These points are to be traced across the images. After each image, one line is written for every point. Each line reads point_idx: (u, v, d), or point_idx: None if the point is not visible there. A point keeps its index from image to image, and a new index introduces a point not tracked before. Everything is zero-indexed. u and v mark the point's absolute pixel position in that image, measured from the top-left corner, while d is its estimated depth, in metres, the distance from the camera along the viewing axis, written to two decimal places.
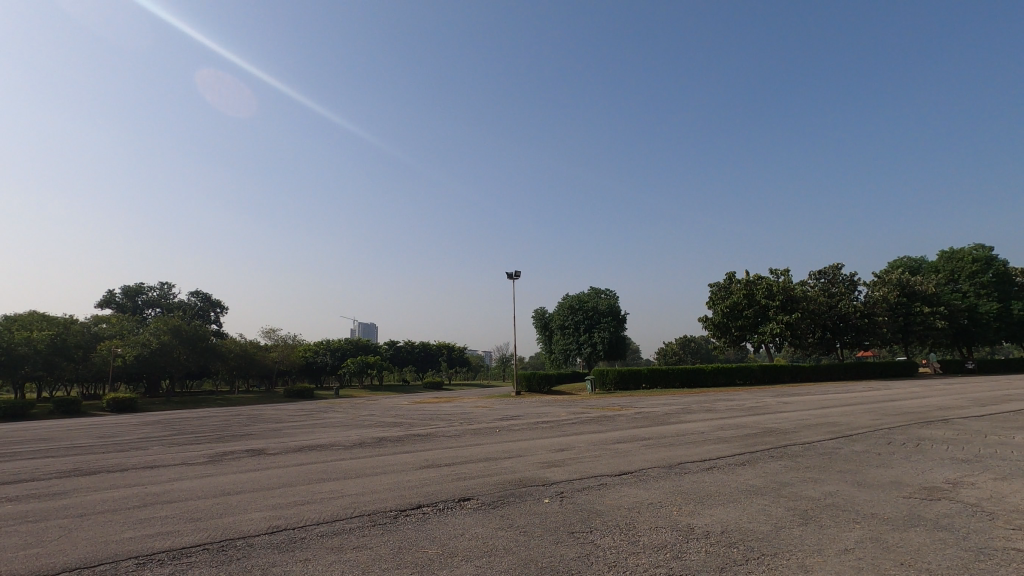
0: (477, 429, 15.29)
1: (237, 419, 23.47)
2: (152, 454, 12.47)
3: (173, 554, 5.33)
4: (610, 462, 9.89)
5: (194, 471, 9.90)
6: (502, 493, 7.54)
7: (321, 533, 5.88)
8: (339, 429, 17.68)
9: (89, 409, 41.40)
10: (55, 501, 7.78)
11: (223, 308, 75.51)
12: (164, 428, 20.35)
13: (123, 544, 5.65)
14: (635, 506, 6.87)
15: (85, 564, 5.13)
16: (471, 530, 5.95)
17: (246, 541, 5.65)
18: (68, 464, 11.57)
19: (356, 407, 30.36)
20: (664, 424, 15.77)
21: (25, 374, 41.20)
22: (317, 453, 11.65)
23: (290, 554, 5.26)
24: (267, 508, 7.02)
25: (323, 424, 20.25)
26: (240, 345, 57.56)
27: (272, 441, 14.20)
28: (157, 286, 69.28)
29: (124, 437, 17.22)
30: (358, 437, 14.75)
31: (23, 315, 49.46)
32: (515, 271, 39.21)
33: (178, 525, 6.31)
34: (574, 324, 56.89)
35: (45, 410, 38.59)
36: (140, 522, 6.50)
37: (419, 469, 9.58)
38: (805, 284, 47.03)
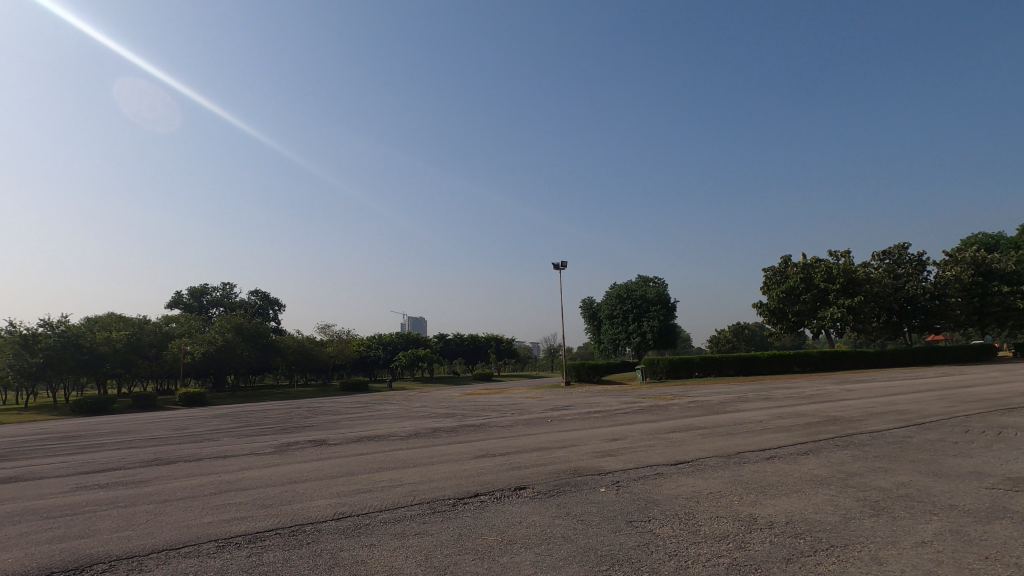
0: (529, 420, 15.38)
1: (298, 411, 24.58)
2: (224, 445, 13.21)
3: (249, 538, 5.65)
4: (665, 451, 9.73)
5: (262, 460, 10.41)
6: (558, 482, 7.57)
7: (384, 520, 6.08)
8: (394, 420, 18.20)
9: (164, 403, 44.15)
10: (141, 488, 8.39)
11: (281, 306, 78.70)
12: (232, 420, 21.52)
13: (203, 528, 6.03)
14: (694, 495, 6.75)
15: (171, 546, 5.51)
16: (528, 518, 6.02)
17: (314, 527, 5.91)
18: (147, 454, 12.37)
19: (409, 399, 31.17)
20: (720, 413, 15.38)
21: (107, 372, 44.32)
22: (373, 444, 11.99)
23: (357, 540, 5.46)
24: (331, 495, 7.31)
25: (379, 415, 20.92)
26: (298, 341, 59.95)
27: (331, 432, 14.74)
28: (220, 287, 72.92)
29: (196, 430, 18.25)
30: (413, 427, 15.14)
31: (102, 317, 53.11)
32: (562, 262, 38.28)
33: (252, 511, 6.67)
34: (622, 313, 56.17)
35: (125, 405, 41.38)
36: (217, 508, 6.92)
37: (474, 458, 9.76)
38: (868, 266, 44.71)
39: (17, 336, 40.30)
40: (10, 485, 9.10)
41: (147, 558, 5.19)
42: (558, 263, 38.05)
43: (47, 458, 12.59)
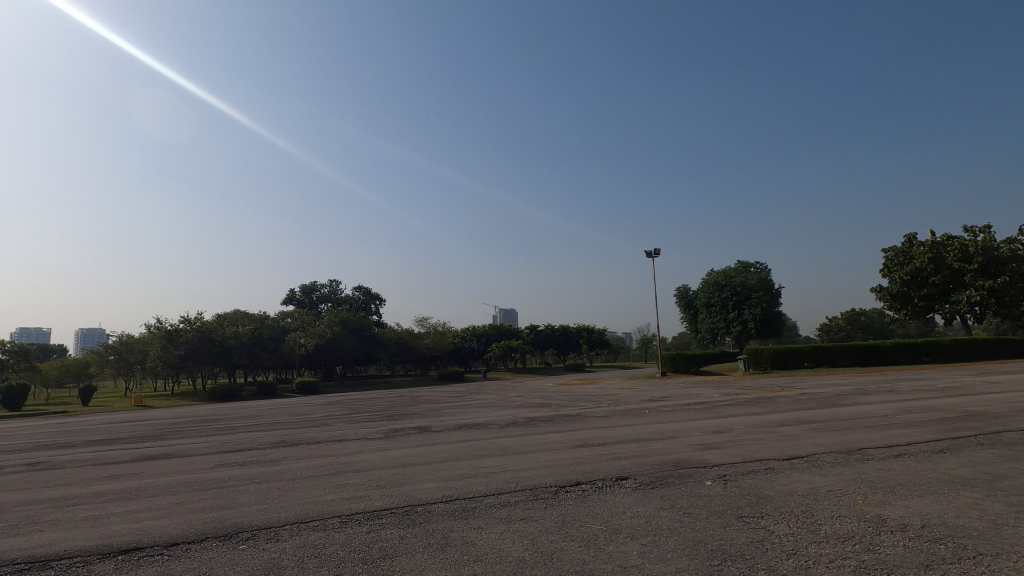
0: (626, 411, 15.16)
1: (401, 400, 25.98)
2: (338, 429, 14.27)
3: (367, 515, 6.08)
4: (775, 446, 9.18)
5: (372, 445, 11.09)
6: (660, 474, 7.42)
7: (490, 504, 6.29)
8: (491, 410, 18.67)
9: (283, 391, 48.34)
10: (271, 467, 9.29)
11: (382, 300, 83.16)
12: (343, 407, 23.16)
13: (327, 505, 6.57)
14: (811, 492, 6.34)
15: (301, 519, 6.06)
16: (632, 509, 5.96)
17: (425, 508, 6.24)
18: (272, 437, 13.61)
19: (504, 390, 31.83)
20: (836, 406, 14.27)
21: (235, 362, 49.22)
22: (473, 432, 12.38)
23: (465, 522, 5.70)
24: (438, 479, 7.68)
25: (476, 404, 21.57)
26: (398, 333, 63.10)
27: (433, 420, 15.42)
28: (328, 284, 78.34)
29: (313, 415, 19.88)
30: (510, 416, 15.46)
31: (231, 313, 59.02)
32: (655, 250, 37.18)
33: (368, 490, 7.17)
34: (720, 301, 53.60)
35: (251, 393, 45.79)
36: (337, 487, 7.51)
37: (572, 448, 9.79)
38: (1014, 242, 39.21)
39: (163, 331, 45.87)
40: (165, 461, 10.42)
41: (283, 529, 5.74)
42: (651, 251, 36.94)
43: (193, 438, 14.28)
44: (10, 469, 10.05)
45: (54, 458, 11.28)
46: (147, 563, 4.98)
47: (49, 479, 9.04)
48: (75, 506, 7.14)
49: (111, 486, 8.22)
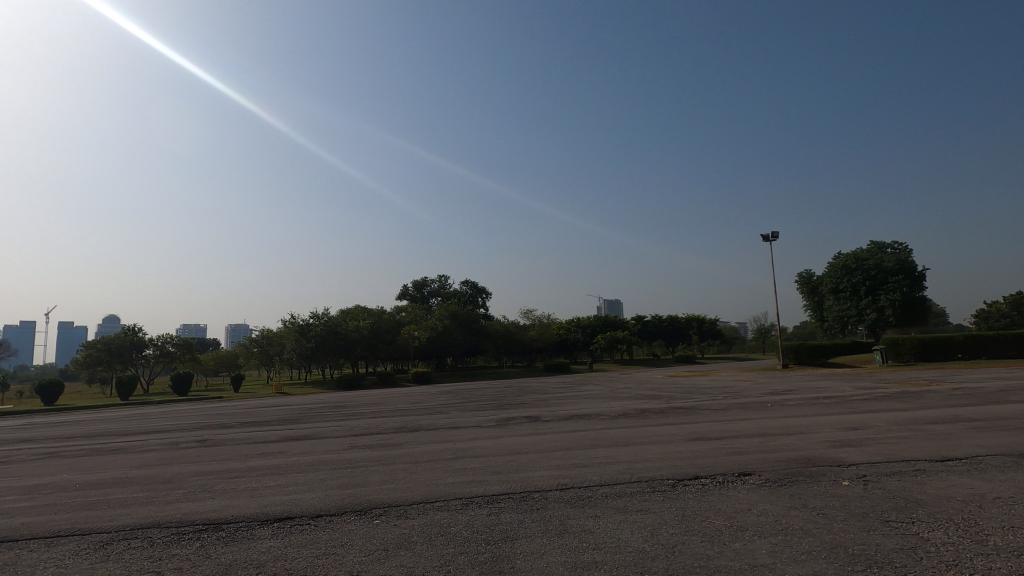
0: (746, 404, 14.33)
1: (510, 390, 26.61)
2: (454, 417, 14.97)
3: (486, 499, 6.33)
4: (926, 445, 8.20)
5: (487, 432, 11.49)
6: (789, 471, 6.95)
7: (605, 494, 6.26)
8: (601, 400, 18.54)
9: (400, 381, 51.44)
10: (397, 450, 9.96)
11: (487, 294, 85.49)
12: (456, 396, 24.18)
13: (447, 487, 6.92)
14: (974, 499, 5.59)
15: (427, 499, 6.45)
16: (758, 506, 5.65)
17: (542, 495, 6.36)
18: (395, 422, 14.60)
19: (612, 381, 31.39)
20: (1000, 402, 12.40)
21: (358, 354, 53.12)
22: (583, 422, 12.37)
23: (582, 510, 5.74)
24: (551, 467, 7.79)
25: (584, 395, 21.51)
26: (504, 325, 64.54)
27: (543, 410, 15.63)
28: (437, 278, 81.90)
29: (429, 404, 20.98)
30: (621, 407, 15.24)
31: (352, 308, 63.72)
32: (773, 233, 34.62)
33: (485, 475, 7.46)
34: (850, 286, 48.62)
35: (372, 381, 49.22)
36: (456, 471, 7.87)
37: (688, 441, 9.46)
38: None
39: (296, 325, 50.75)
40: (305, 442, 11.59)
41: (411, 508, 6.15)
42: (768, 234, 34.45)
43: (327, 422, 15.72)
44: (186, 444, 11.74)
45: (217, 436, 13.00)
46: (297, 530, 5.58)
47: (215, 454, 10.43)
48: (237, 478, 8.18)
49: (263, 463, 9.30)
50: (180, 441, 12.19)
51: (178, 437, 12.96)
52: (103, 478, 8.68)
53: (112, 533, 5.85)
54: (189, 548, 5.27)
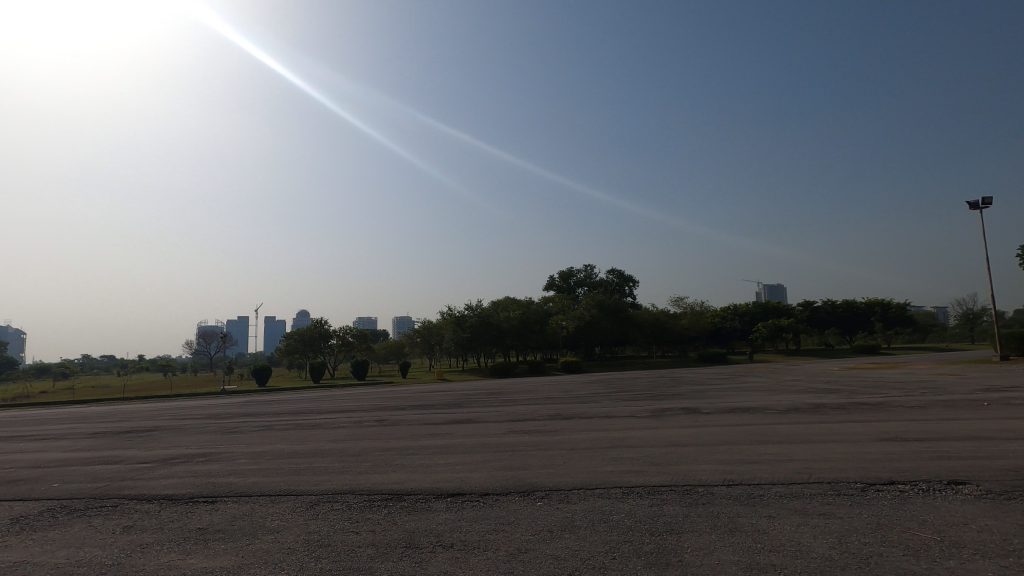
0: (954, 402, 12.21)
1: (663, 380, 25.79)
2: (607, 406, 14.92)
3: (647, 490, 6.21)
4: None
5: (642, 423, 11.28)
6: (1017, 483, 5.80)
7: (780, 494, 5.79)
8: (767, 393, 17.15)
9: (550, 370, 52.49)
10: (553, 436, 10.21)
11: (635, 282, 83.52)
12: (606, 386, 24.09)
13: (605, 475, 6.93)
14: None
15: (587, 486, 6.53)
16: (977, 521, 4.81)
17: (707, 489, 6.08)
18: (548, 410, 14.99)
19: (779, 372, 28.82)
20: None
21: (508, 343, 55.18)
22: (747, 416, 11.54)
23: (754, 509, 5.37)
24: (716, 461, 7.40)
25: (746, 387, 20.08)
26: (653, 314, 62.46)
27: (701, 401, 14.90)
28: (583, 268, 81.94)
29: (581, 392, 21.18)
30: (792, 401, 13.95)
31: (503, 300, 66.37)
32: (985, 199, 28.93)
33: (644, 466, 7.33)
34: None
35: (523, 369, 50.86)
36: (613, 460, 7.84)
37: (878, 441, 8.35)
38: None
39: (453, 317, 54.37)
40: (467, 425, 12.40)
41: (572, 493, 6.27)
42: (979, 200, 28.87)
43: (486, 407, 16.66)
44: (368, 423, 13.28)
45: (392, 417, 14.51)
46: (469, 506, 6.01)
47: (392, 433, 11.64)
48: (411, 455, 9.05)
49: (433, 443, 10.16)
50: (364, 421, 13.82)
51: (362, 417, 14.68)
52: (308, 449, 10.18)
53: (320, 496, 6.84)
54: (379, 513, 5.95)
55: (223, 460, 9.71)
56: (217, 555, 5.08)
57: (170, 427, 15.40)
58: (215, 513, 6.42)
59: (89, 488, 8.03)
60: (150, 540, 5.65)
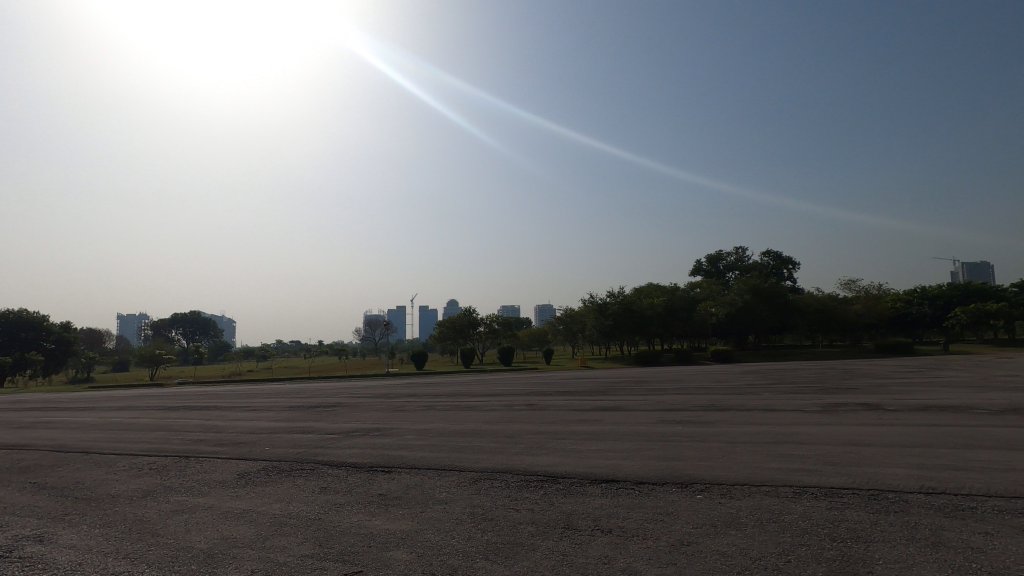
0: None
1: (832, 372, 23.16)
2: (769, 398, 13.81)
3: (823, 491, 5.65)
4: None
5: (812, 418, 10.25)
6: None
7: (999, 508, 4.90)
8: (972, 390, 14.55)
9: (699, 358, 49.86)
10: (708, 428, 9.71)
11: (795, 265, 75.98)
12: (765, 377, 22.31)
13: (771, 472, 6.44)
14: None
15: (751, 482, 6.12)
16: None
17: (901, 496, 5.35)
18: (699, 400, 14.29)
19: (986, 366, 24.26)
20: None
21: (653, 331, 53.39)
22: (946, 415, 9.94)
23: (964, 524, 4.61)
24: (908, 465, 6.47)
25: (942, 382, 17.28)
26: (818, 300, 56.19)
27: (883, 397, 13.10)
28: (734, 251, 76.45)
29: (736, 383, 19.85)
30: (1007, 400, 11.68)
31: (646, 286, 64.36)
32: None
33: (817, 465, 6.66)
34: None
35: (669, 358, 48.99)
36: (781, 457, 7.23)
37: None
38: None
39: (595, 304, 54.14)
40: (615, 412, 12.33)
41: (735, 488, 5.92)
42: None
43: (634, 395, 16.36)
44: (519, 407, 13.82)
45: (541, 402, 14.96)
46: (625, 493, 5.97)
47: (542, 417, 11.98)
48: (562, 440, 9.22)
49: (582, 428, 10.26)
50: (514, 404, 14.39)
51: (514, 401, 15.30)
52: (466, 429, 10.89)
53: (480, 473, 7.26)
54: (535, 494, 6.17)
55: (394, 435, 10.78)
56: (396, 519, 5.67)
57: (348, 404, 17.48)
58: (392, 482, 7.14)
59: (290, 453, 9.42)
60: (342, 501, 6.48)
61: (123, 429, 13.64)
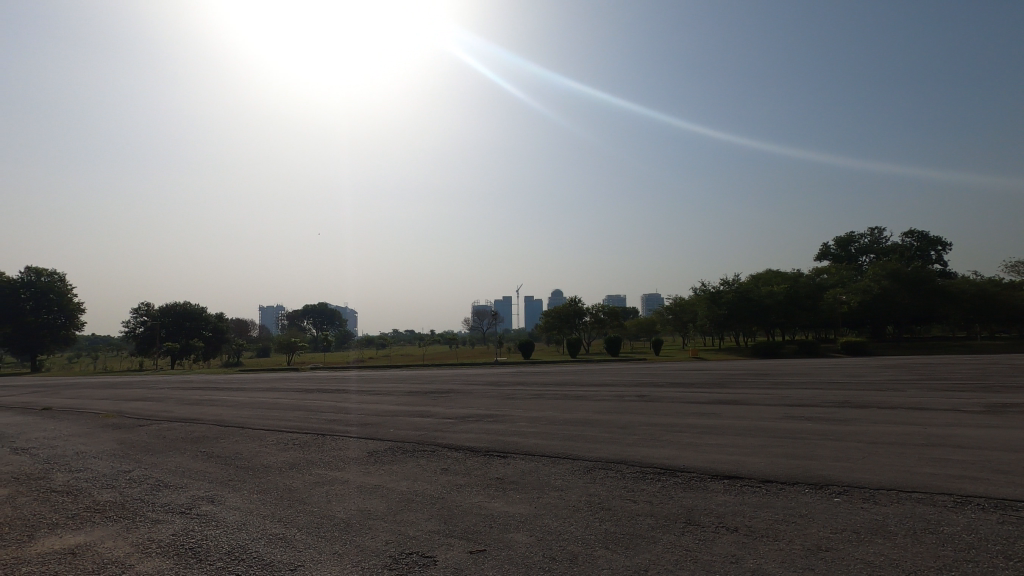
0: None
1: (998, 368, 20.14)
2: (918, 396, 12.31)
3: (992, 503, 4.94)
4: None
5: (973, 419, 8.98)
6: None
7: None
8: None
9: (827, 350, 45.65)
10: (844, 427, 8.88)
11: (945, 245, 66.93)
12: (910, 371, 19.93)
13: (924, 478, 5.75)
14: None
15: (900, 488, 5.51)
16: None
17: None
18: (832, 396, 13.07)
19: None
20: None
21: (774, 321, 49.71)
22: None
23: None
24: None
25: None
26: (975, 285, 49.02)
27: None
28: (868, 232, 68.92)
29: (876, 378, 17.92)
30: None
31: (764, 273, 60.02)
32: None
33: (985, 473, 5.83)
34: None
35: (792, 349, 45.42)
36: (936, 461, 6.42)
37: None
38: None
39: (708, 293, 51.64)
40: (734, 406, 11.67)
41: (881, 493, 5.37)
42: None
43: (755, 388, 15.40)
44: (631, 398, 13.57)
45: (652, 393, 14.56)
46: (750, 491, 5.66)
47: (655, 409, 11.66)
48: (677, 433, 8.93)
49: (699, 422, 9.84)
50: (626, 395, 14.14)
51: (624, 391, 15.05)
52: (577, 417, 10.90)
53: (595, 463, 7.24)
54: (653, 486, 6.04)
55: (506, 421, 11.08)
56: (514, 502, 5.83)
57: (462, 390, 18.24)
58: (509, 466, 7.34)
59: (412, 435, 10.02)
60: (461, 482, 6.79)
61: (269, 408, 15.37)
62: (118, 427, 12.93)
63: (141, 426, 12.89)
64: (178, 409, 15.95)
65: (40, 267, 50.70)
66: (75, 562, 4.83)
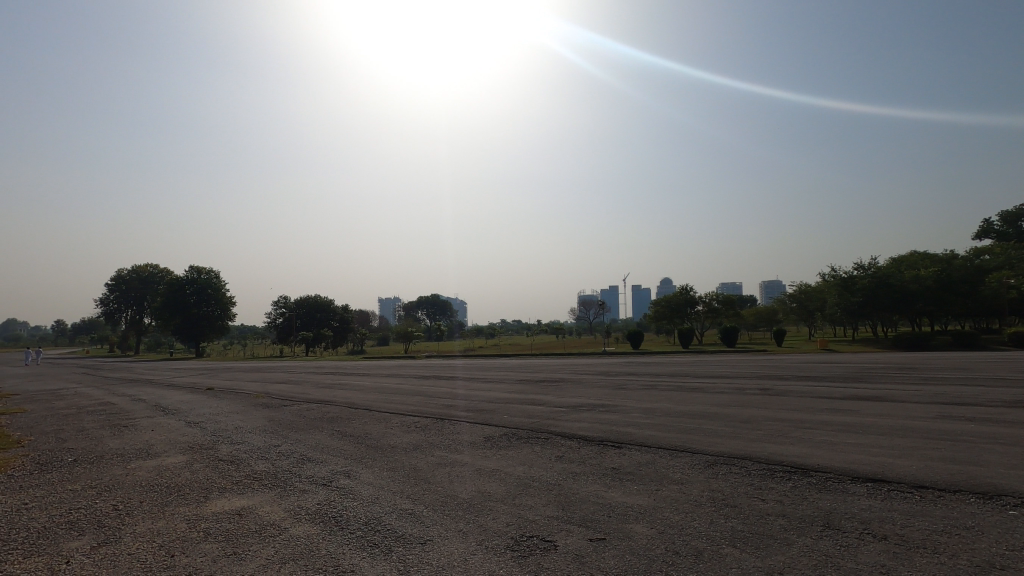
0: None
1: None
2: None
3: None
4: None
5: None
6: None
7: None
8: None
9: (989, 342, 39.73)
10: (1018, 429, 7.67)
11: None
12: None
13: None
14: None
15: None
16: None
17: None
18: (999, 394, 11.35)
19: None
20: None
21: (920, 310, 44.20)
22: None
23: None
24: None
25: None
26: None
27: None
28: None
29: None
30: None
31: (909, 255, 53.27)
32: None
33: None
34: None
35: (943, 341, 40.09)
36: None
37: None
38: None
39: (839, 279, 47.56)
40: (875, 403, 10.55)
41: None
42: None
43: (900, 384, 13.79)
44: (753, 391, 12.76)
45: (777, 386, 13.60)
46: (900, 496, 5.10)
47: (780, 403, 10.88)
48: (809, 429, 8.25)
49: (834, 419, 9.01)
50: (747, 388, 13.33)
51: (746, 384, 14.19)
52: (694, 410, 10.46)
53: (716, 457, 6.92)
54: (783, 485, 5.65)
55: (619, 412, 10.92)
56: (631, 493, 5.74)
57: (573, 380, 18.28)
58: (625, 458, 7.22)
59: (526, 422, 10.24)
60: (577, 470, 6.83)
61: (392, 393, 16.49)
62: (267, 407, 14.59)
63: (286, 406, 14.45)
64: (315, 392, 17.63)
65: (198, 267, 58.23)
66: (241, 522, 5.54)
